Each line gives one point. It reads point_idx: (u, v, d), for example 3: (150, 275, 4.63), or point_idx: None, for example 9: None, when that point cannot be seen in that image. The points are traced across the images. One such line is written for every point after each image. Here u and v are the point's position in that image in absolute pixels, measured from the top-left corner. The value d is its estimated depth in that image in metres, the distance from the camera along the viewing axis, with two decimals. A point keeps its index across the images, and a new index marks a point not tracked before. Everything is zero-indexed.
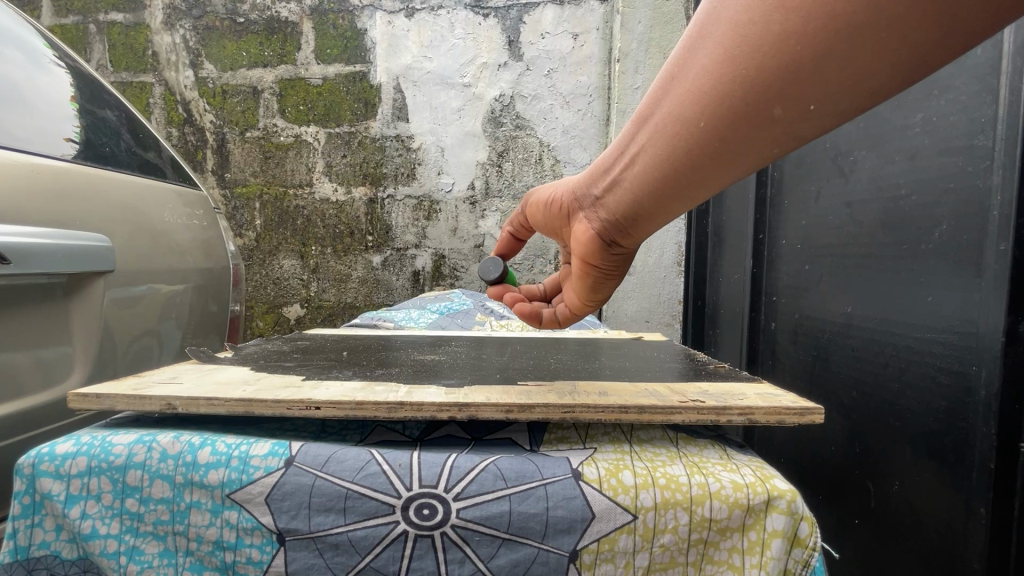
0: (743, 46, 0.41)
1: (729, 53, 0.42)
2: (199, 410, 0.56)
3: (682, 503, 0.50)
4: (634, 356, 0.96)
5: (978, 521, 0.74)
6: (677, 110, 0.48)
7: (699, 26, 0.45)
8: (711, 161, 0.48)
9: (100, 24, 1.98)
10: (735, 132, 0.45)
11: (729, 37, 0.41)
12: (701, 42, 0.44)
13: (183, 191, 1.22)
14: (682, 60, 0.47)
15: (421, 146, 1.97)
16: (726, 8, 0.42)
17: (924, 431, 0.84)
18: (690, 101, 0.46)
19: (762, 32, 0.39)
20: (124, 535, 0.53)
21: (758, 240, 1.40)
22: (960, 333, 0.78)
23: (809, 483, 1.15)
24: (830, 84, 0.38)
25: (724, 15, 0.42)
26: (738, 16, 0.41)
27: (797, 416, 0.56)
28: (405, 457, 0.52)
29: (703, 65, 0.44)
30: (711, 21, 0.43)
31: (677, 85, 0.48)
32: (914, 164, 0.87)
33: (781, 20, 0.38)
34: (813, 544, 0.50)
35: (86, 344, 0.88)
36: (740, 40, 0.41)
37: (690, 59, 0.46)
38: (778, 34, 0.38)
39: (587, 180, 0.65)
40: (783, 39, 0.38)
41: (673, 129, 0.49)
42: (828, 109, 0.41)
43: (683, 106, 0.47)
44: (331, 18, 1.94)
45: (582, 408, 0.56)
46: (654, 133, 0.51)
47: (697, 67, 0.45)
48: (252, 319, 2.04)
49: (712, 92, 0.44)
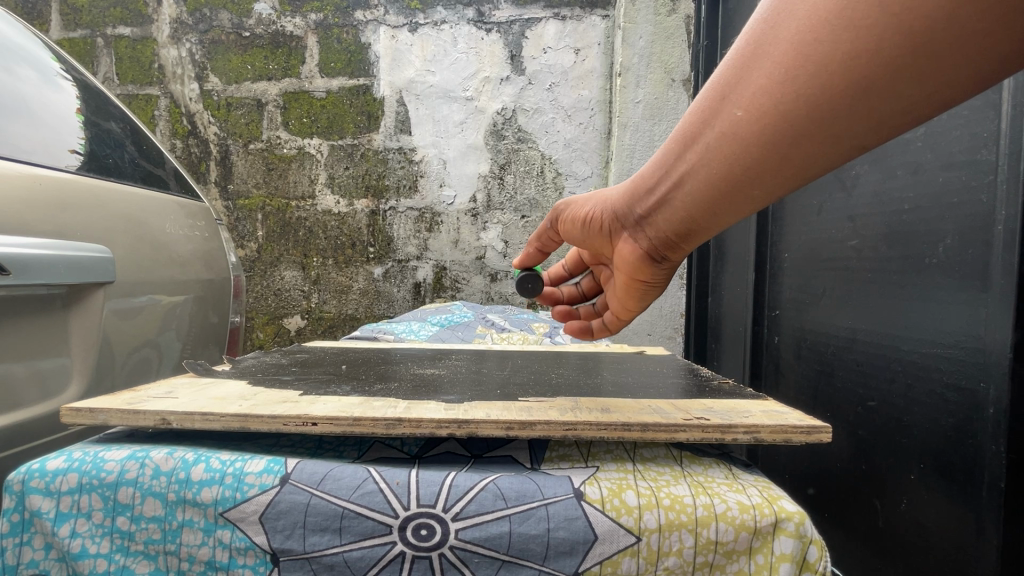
0: (812, 66, 0.43)
1: (793, 72, 0.44)
2: (194, 426, 0.55)
3: (687, 525, 0.49)
4: (636, 371, 0.94)
5: (989, 543, 0.72)
6: (731, 126, 0.50)
7: (754, 47, 0.47)
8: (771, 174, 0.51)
9: (107, 38, 2.00)
10: (803, 144, 0.47)
11: (791, 58, 0.44)
12: (759, 58, 0.47)
13: (186, 203, 1.22)
14: (736, 80, 0.49)
15: (423, 159, 1.97)
16: (788, 26, 0.44)
17: (932, 448, 0.82)
18: (748, 118, 0.48)
19: (830, 51, 0.41)
20: (113, 555, 0.51)
21: (761, 254, 1.39)
22: (967, 349, 0.77)
23: (814, 501, 1.13)
24: (903, 99, 0.41)
25: (783, 35, 0.44)
26: (800, 37, 0.43)
27: (805, 434, 0.54)
28: (403, 475, 0.51)
29: (760, 85, 0.47)
30: (769, 39, 0.46)
31: (733, 101, 0.50)
32: (917, 179, 0.87)
33: (851, 39, 0.40)
34: (823, 568, 0.49)
35: (84, 356, 0.87)
36: (805, 59, 0.43)
37: (745, 78, 0.48)
38: (847, 53, 0.41)
39: (636, 189, 0.66)
40: (855, 58, 0.40)
41: (731, 144, 0.51)
42: (884, 125, 0.44)
43: (742, 124, 0.49)
44: (336, 33, 1.96)
45: (584, 426, 0.55)
46: (709, 149, 0.54)
47: (754, 87, 0.47)
48: (252, 331, 2.03)
49: (773, 111, 0.46)
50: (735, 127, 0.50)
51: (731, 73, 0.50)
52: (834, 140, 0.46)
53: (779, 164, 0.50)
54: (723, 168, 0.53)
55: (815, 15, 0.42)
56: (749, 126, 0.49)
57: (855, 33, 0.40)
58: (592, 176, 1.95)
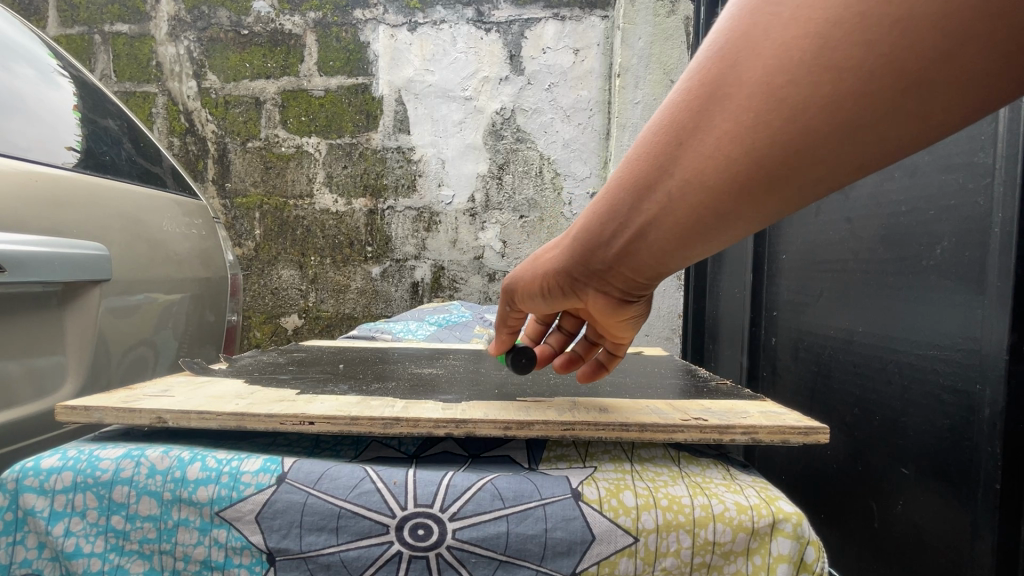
0: (785, 114, 0.33)
1: (761, 121, 0.34)
2: (191, 424, 0.55)
3: (685, 526, 0.49)
4: (634, 372, 0.94)
5: (984, 544, 0.72)
6: (678, 189, 0.39)
7: (704, 87, 0.36)
8: (719, 235, 0.42)
9: (105, 35, 1.99)
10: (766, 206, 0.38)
11: (758, 103, 0.33)
12: (717, 102, 0.36)
13: (182, 201, 1.22)
14: (683, 130, 0.38)
15: (422, 158, 1.97)
16: (754, 59, 0.34)
17: (928, 450, 0.83)
18: (700, 181, 0.38)
19: (808, 96, 0.32)
20: (108, 554, 0.51)
21: (758, 255, 1.39)
22: (963, 351, 0.77)
23: (811, 502, 1.13)
24: (888, 149, 0.33)
25: (745, 73, 0.34)
26: (769, 75, 0.33)
27: (802, 435, 0.54)
28: (401, 475, 0.51)
29: (718, 138, 0.36)
30: (727, 77, 0.35)
31: (684, 153, 0.38)
32: (914, 181, 0.87)
33: (838, 78, 0.30)
34: (820, 569, 0.49)
35: (79, 355, 0.87)
36: (776, 106, 0.33)
37: (697, 128, 0.37)
38: (832, 97, 0.31)
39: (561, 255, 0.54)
40: (840, 106, 0.31)
41: (682, 213, 0.40)
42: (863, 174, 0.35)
43: (693, 189, 0.39)
44: (335, 31, 1.96)
45: (582, 426, 0.54)
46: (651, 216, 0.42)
47: (711, 141, 0.36)
48: (250, 330, 2.02)
49: (733, 172, 0.36)
50: (684, 189, 0.39)
51: (674, 120, 0.38)
52: (801, 198, 0.37)
53: (736, 227, 0.40)
54: (669, 236, 0.43)
55: (789, 43, 0.32)
56: (705, 191, 0.38)
57: (841, 69, 0.30)
58: (591, 176, 1.95)
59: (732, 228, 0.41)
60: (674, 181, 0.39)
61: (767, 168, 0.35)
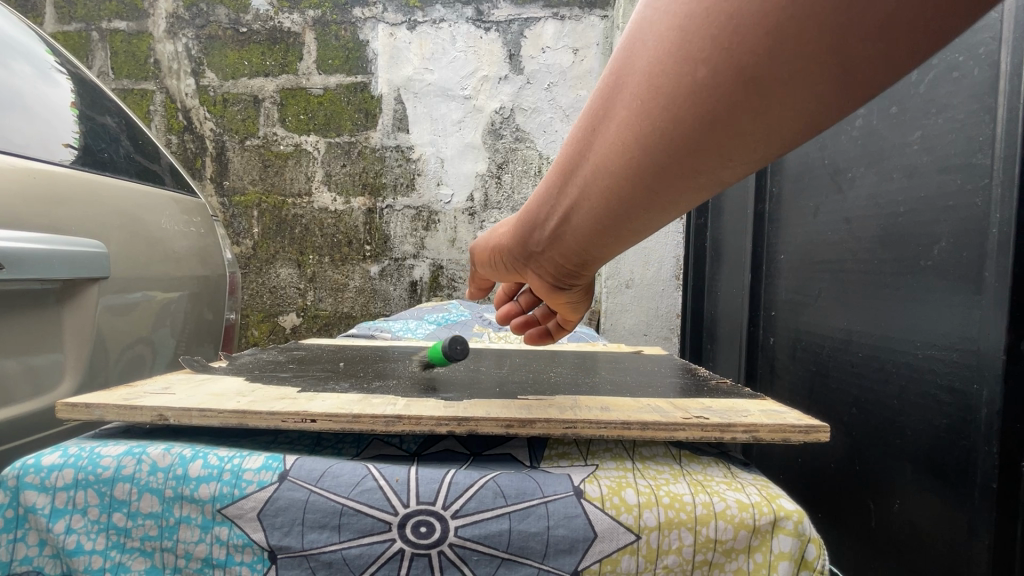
0: (660, 107, 0.35)
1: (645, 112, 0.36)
2: (192, 422, 0.55)
3: (687, 524, 0.49)
4: (634, 371, 0.94)
5: (980, 542, 0.73)
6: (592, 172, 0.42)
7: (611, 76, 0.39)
8: (638, 215, 0.44)
9: (102, 31, 1.99)
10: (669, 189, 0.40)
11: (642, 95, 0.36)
12: (619, 91, 0.38)
13: (181, 199, 1.21)
14: (597, 116, 0.41)
15: (421, 157, 1.97)
16: (643, 50, 0.35)
17: (926, 449, 0.83)
18: (607, 165, 0.40)
19: (676, 87, 0.33)
20: (109, 551, 0.51)
21: (757, 256, 1.40)
22: (961, 350, 0.77)
23: (808, 501, 1.14)
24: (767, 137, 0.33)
25: (637, 63, 0.36)
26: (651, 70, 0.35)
27: (803, 433, 0.55)
28: (403, 472, 0.51)
29: (618, 125, 0.38)
30: (626, 66, 0.37)
31: (597, 140, 0.41)
32: (913, 182, 0.88)
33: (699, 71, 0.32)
34: (821, 567, 0.49)
35: (77, 353, 0.87)
36: (653, 98, 0.35)
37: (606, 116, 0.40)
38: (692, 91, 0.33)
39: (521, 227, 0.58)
40: (700, 98, 0.32)
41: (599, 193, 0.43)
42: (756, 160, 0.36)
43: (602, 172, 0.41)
44: (334, 29, 1.95)
45: (584, 424, 0.55)
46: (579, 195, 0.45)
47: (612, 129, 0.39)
48: (248, 328, 2.02)
49: (630, 159, 0.39)
50: (596, 173, 0.42)
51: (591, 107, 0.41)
52: (703, 181, 0.39)
53: (648, 208, 0.43)
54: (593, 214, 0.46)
55: (664, 37, 0.33)
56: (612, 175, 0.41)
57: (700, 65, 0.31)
58: None
59: (649, 210, 0.43)
60: (588, 164, 0.42)
61: (655, 172, 0.38)
